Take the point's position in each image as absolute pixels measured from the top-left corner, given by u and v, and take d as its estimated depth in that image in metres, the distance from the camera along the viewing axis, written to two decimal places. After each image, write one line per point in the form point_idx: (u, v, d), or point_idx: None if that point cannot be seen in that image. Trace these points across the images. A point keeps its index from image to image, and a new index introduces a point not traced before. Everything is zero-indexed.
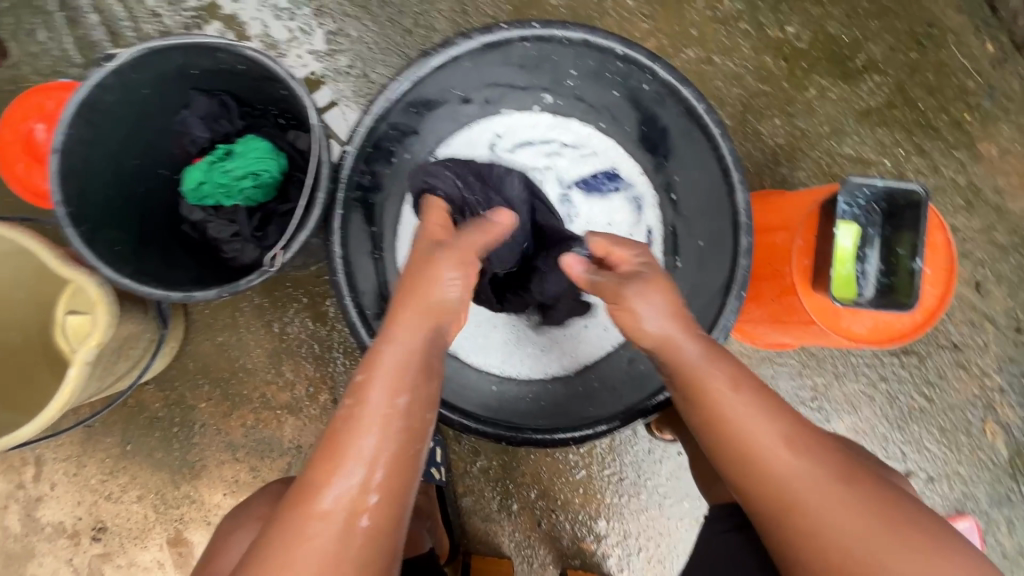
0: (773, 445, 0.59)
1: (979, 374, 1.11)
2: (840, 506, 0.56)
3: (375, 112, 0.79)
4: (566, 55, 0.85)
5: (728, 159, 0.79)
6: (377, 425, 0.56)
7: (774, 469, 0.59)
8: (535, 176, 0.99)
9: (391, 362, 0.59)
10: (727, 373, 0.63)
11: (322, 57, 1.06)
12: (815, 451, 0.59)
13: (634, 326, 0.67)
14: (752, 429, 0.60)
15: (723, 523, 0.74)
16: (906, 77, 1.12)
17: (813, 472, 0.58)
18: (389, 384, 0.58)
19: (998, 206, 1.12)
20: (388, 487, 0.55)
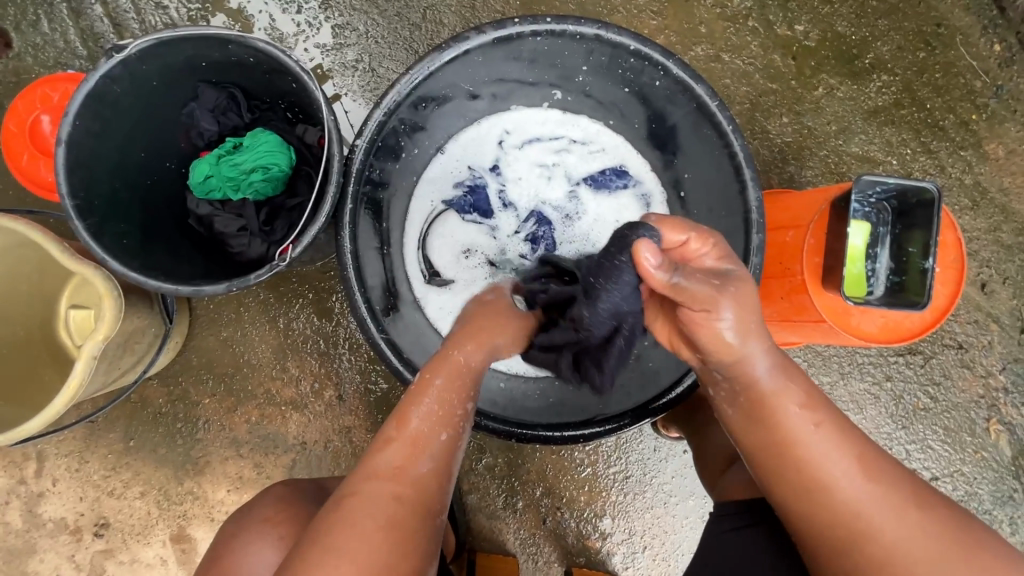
0: (846, 471, 0.58)
1: (984, 374, 1.11)
2: (908, 531, 0.57)
3: (386, 106, 0.78)
4: (577, 51, 0.85)
5: (740, 156, 0.79)
6: (440, 423, 0.61)
7: (843, 494, 0.58)
8: (543, 173, 0.99)
9: (449, 370, 0.64)
10: (799, 392, 0.61)
11: (329, 51, 1.05)
12: (882, 474, 0.59)
13: (714, 337, 0.59)
14: (823, 452, 0.59)
15: (730, 523, 0.74)
16: (914, 77, 1.12)
17: (882, 497, 0.58)
18: (446, 386, 0.63)
19: (1004, 206, 1.12)
20: (440, 473, 0.59)
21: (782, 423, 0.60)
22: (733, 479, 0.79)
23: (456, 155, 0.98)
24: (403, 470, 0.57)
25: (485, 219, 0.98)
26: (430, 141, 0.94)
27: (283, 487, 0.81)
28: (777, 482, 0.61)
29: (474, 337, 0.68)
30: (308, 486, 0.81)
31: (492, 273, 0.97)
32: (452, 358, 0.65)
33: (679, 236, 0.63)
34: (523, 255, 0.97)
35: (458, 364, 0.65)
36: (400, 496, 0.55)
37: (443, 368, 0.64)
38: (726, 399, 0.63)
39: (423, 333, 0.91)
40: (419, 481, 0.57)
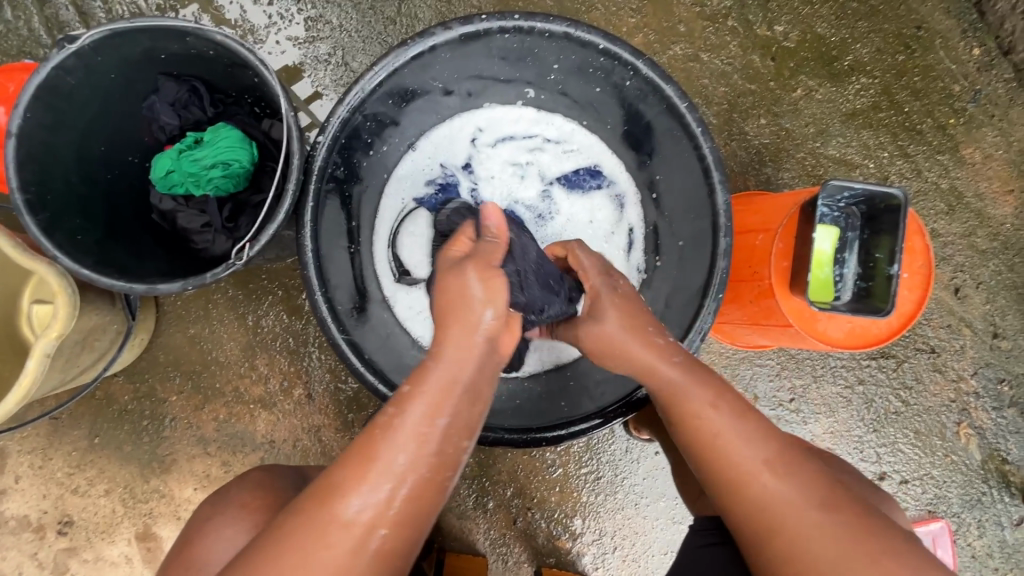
0: (752, 465, 0.60)
1: (955, 378, 1.11)
2: (811, 529, 0.55)
3: (350, 102, 0.76)
4: (548, 49, 0.83)
5: (710, 159, 0.78)
6: (409, 447, 0.55)
7: (753, 489, 0.59)
8: (516, 172, 0.98)
9: (430, 380, 0.57)
10: (708, 392, 0.64)
11: (302, 44, 1.03)
12: (796, 472, 0.59)
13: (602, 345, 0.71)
14: (733, 447, 0.61)
15: (710, 536, 0.72)
16: (892, 80, 1.12)
17: (793, 493, 0.58)
18: (429, 406, 0.56)
19: (979, 212, 1.12)
20: (414, 501, 0.55)
21: (694, 421, 0.64)
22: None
23: (428, 152, 0.96)
24: (365, 501, 0.53)
25: None
26: (401, 138, 0.93)
27: (261, 471, 0.79)
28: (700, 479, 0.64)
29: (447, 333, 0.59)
30: (288, 473, 0.80)
31: None
32: (435, 367, 0.57)
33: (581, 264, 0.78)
34: None
35: (442, 375, 0.57)
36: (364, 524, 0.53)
37: (423, 380, 0.57)
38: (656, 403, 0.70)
39: (390, 333, 0.90)
40: (387, 509, 0.54)
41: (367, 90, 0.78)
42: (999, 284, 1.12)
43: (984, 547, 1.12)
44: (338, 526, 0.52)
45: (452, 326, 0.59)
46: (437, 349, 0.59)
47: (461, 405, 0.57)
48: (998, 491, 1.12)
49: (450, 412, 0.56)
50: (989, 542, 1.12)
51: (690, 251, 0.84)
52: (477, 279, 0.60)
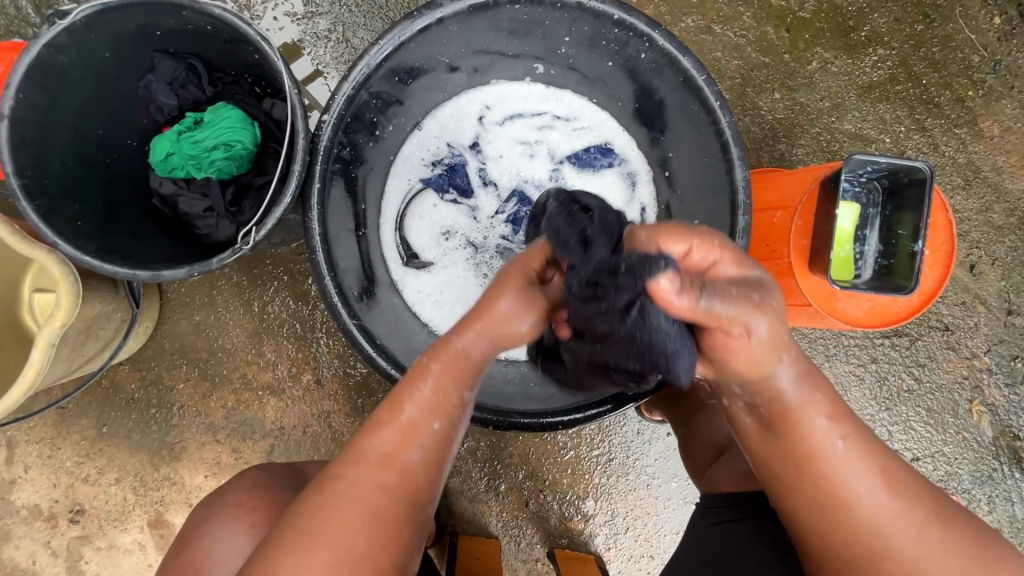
0: (868, 487, 0.55)
1: (969, 356, 1.11)
2: (928, 546, 0.54)
3: (355, 79, 0.73)
4: (559, 21, 0.80)
5: (728, 133, 0.75)
6: (431, 413, 0.57)
7: (870, 515, 0.55)
8: (525, 150, 0.95)
9: (449, 357, 0.59)
10: (824, 403, 0.55)
11: (300, 20, 0.99)
12: (906, 488, 0.56)
13: (745, 355, 0.51)
14: (848, 469, 0.55)
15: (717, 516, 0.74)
16: (910, 51, 1.08)
17: (905, 512, 0.55)
18: (446, 375, 0.58)
19: (996, 186, 1.10)
20: (429, 464, 0.56)
21: (809, 440, 0.55)
22: (721, 469, 0.77)
23: (434, 131, 0.94)
24: (383, 464, 0.55)
25: (465, 198, 0.94)
26: (406, 117, 0.90)
27: (258, 470, 0.78)
28: (791, 500, 0.57)
29: (476, 324, 0.60)
30: (285, 472, 0.79)
31: (472, 255, 0.94)
32: (456, 346, 0.60)
33: (679, 246, 0.51)
34: (506, 238, 0.94)
35: (460, 354, 0.59)
36: (385, 486, 0.54)
37: (442, 355, 0.60)
38: (743, 410, 0.57)
39: (400, 317, 0.89)
40: (407, 471, 0.55)
41: (371, 67, 0.75)
42: (1014, 261, 1.10)
43: (994, 523, 1.12)
44: (359, 488, 0.53)
45: (477, 322, 0.61)
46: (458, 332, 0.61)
47: (470, 377, 0.59)
48: (1009, 467, 1.12)
49: (466, 384, 0.59)
50: (999, 517, 1.12)
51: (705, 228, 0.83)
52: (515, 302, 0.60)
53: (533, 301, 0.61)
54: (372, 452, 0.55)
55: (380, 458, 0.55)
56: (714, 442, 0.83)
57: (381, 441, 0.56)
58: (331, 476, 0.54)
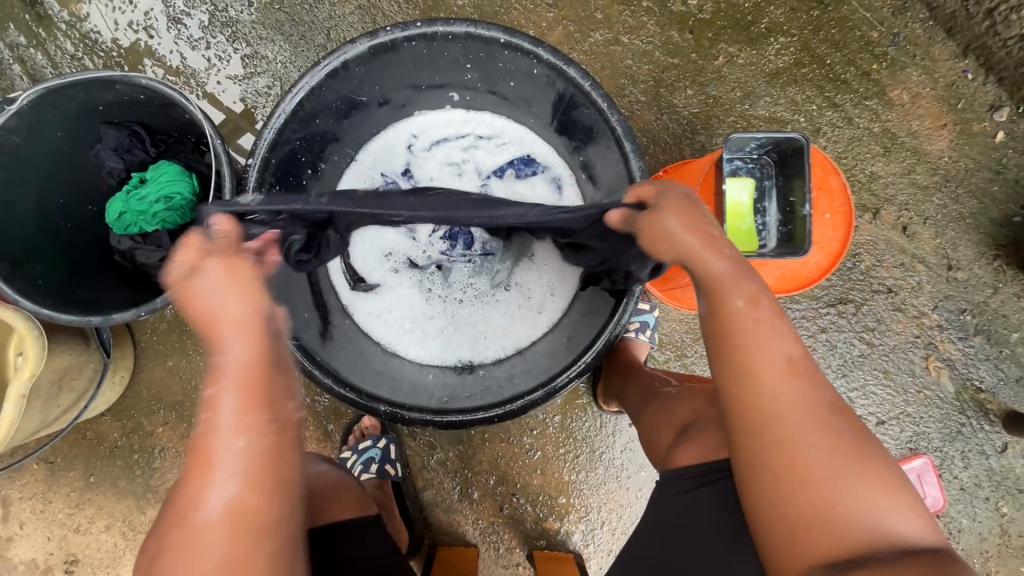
0: (777, 363, 0.59)
1: (917, 315, 1.13)
2: (824, 430, 0.57)
3: (274, 125, 0.81)
4: (454, 50, 0.87)
5: (620, 131, 0.82)
6: (238, 429, 0.56)
7: (770, 383, 0.58)
8: (454, 171, 1.03)
9: (213, 376, 0.58)
10: (747, 288, 0.61)
11: (241, 81, 1.10)
12: (813, 375, 0.59)
13: (657, 238, 0.65)
14: (761, 342, 0.59)
15: (676, 488, 0.73)
16: (810, 35, 1.15)
17: (807, 396, 0.58)
18: (239, 392, 0.57)
19: (915, 149, 1.15)
20: (262, 472, 0.56)
21: (724, 310, 0.61)
22: (678, 445, 0.77)
23: (369, 164, 1.02)
24: (219, 493, 0.54)
25: None
26: (340, 154, 0.99)
27: None
28: (710, 367, 0.62)
29: (236, 334, 0.59)
30: None
31: (415, 272, 1.01)
32: (218, 364, 0.58)
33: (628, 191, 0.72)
34: (444, 253, 1.00)
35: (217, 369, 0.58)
36: (230, 514, 0.54)
37: (220, 378, 0.57)
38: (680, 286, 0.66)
39: (354, 338, 0.95)
40: (245, 490, 0.55)
41: (288, 113, 0.82)
42: (945, 218, 1.15)
43: (971, 478, 1.13)
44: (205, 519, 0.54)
45: (227, 333, 0.59)
46: (221, 349, 0.59)
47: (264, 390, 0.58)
48: (976, 420, 1.13)
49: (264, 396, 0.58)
50: (975, 471, 1.13)
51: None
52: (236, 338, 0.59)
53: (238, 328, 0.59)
54: (197, 494, 0.55)
55: (206, 483, 0.55)
56: (673, 423, 0.81)
57: (209, 480, 0.55)
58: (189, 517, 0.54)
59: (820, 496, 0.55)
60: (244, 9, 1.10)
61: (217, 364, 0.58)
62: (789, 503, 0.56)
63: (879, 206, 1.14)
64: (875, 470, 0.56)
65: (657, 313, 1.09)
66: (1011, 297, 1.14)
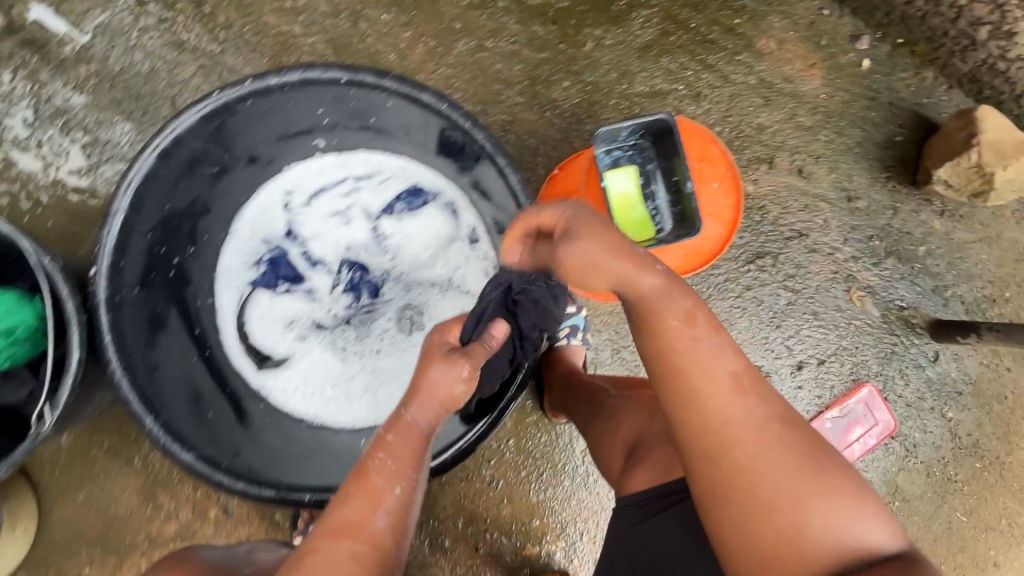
0: (722, 379, 0.56)
1: (831, 251, 1.16)
2: (773, 448, 0.54)
3: (112, 232, 0.75)
4: (297, 100, 0.83)
5: (489, 146, 0.82)
6: (397, 479, 0.59)
7: (723, 405, 0.55)
8: (341, 220, 0.96)
9: (403, 426, 0.61)
10: (681, 306, 0.58)
11: (87, 173, 0.99)
12: (762, 390, 0.56)
13: (583, 275, 0.62)
14: (704, 361, 0.56)
15: (639, 512, 0.71)
16: (670, 3, 1.15)
17: (754, 413, 0.55)
18: (397, 444, 0.60)
19: (793, 93, 1.17)
20: (397, 532, 0.58)
21: (664, 333, 0.58)
22: (632, 465, 0.75)
23: (246, 232, 0.94)
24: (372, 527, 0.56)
25: (298, 284, 0.95)
26: (213, 231, 0.91)
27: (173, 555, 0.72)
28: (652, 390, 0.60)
29: (418, 392, 0.62)
30: (210, 548, 0.74)
31: (324, 336, 0.94)
32: (408, 418, 0.61)
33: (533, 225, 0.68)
34: (350, 307, 0.95)
35: (411, 423, 0.61)
36: (358, 558, 0.55)
37: (397, 426, 0.62)
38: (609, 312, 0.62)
39: (274, 423, 0.89)
40: (376, 540, 0.56)
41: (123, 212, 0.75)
42: (834, 153, 1.18)
43: (915, 393, 1.17)
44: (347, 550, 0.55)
45: (433, 371, 0.63)
46: (412, 403, 0.62)
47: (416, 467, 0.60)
48: (906, 337, 1.17)
49: (412, 477, 0.60)
50: (916, 386, 1.17)
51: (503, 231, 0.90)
52: (429, 409, 0.62)
53: (449, 391, 0.62)
54: (339, 525, 0.56)
55: (352, 530, 0.56)
56: (623, 439, 0.79)
57: (361, 512, 0.57)
58: (317, 547, 0.55)
59: (785, 521, 0.53)
60: (71, 94, 1.00)
61: (402, 410, 0.62)
62: (750, 530, 0.54)
63: (773, 155, 1.15)
64: (838, 488, 0.54)
65: (586, 313, 1.06)
66: (910, 214, 1.18)
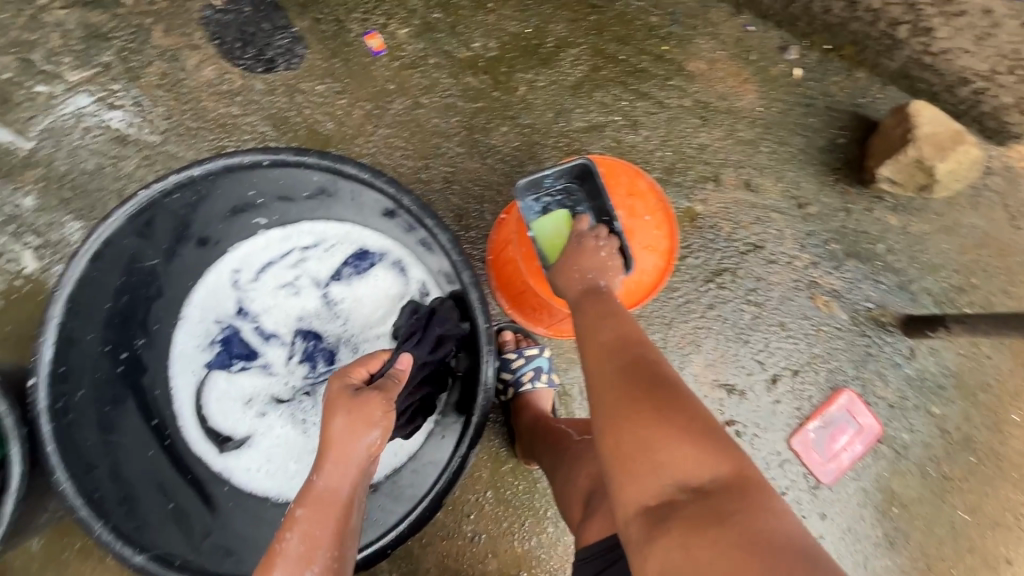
0: (591, 340, 0.67)
1: (789, 260, 1.16)
2: (609, 387, 0.60)
3: (48, 340, 0.74)
4: (227, 186, 0.84)
5: (417, 209, 0.81)
6: (308, 559, 0.63)
7: (597, 360, 0.64)
8: (291, 291, 0.97)
9: (310, 500, 0.65)
10: (584, 299, 0.73)
11: (41, 273, 1.01)
12: (624, 346, 0.64)
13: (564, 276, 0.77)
14: (583, 329, 0.69)
15: (591, 565, 0.68)
16: (597, 40, 1.18)
17: (606, 361, 0.63)
18: (310, 520, 0.64)
19: (729, 109, 1.19)
20: None
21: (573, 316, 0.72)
22: (592, 514, 0.73)
23: (198, 314, 0.95)
24: None
25: (253, 360, 0.95)
26: (163, 320, 0.92)
27: None
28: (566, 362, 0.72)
29: (326, 459, 0.66)
30: None
31: (283, 409, 0.94)
32: (318, 490, 0.65)
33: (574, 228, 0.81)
34: (307, 377, 0.95)
35: (322, 495, 0.65)
36: None
37: (307, 500, 0.65)
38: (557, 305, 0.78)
39: (237, 508, 0.88)
40: None
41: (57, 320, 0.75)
42: (779, 163, 1.18)
43: (897, 392, 1.14)
44: None
45: (335, 438, 0.66)
46: (318, 473, 0.66)
47: (326, 543, 0.63)
48: (879, 337, 1.15)
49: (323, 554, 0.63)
50: (897, 385, 1.15)
51: (449, 283, 0.88)
52: (341, 476, 0.66)
53: (354, 453, 0.66)
54: None
55: None
56: (585, 485, 0.77)
57: None
58: None
59: (624, 454, 0.56)
60: (20, 199, 1.03)
61: (310, 482, 0.66)
62: (613, 468, 0.57)
63: (717, 173, 1.16)
64: (686, 430, 0.54)
65: (549, 353, 1.04)
66: (863, 213, 1.18)
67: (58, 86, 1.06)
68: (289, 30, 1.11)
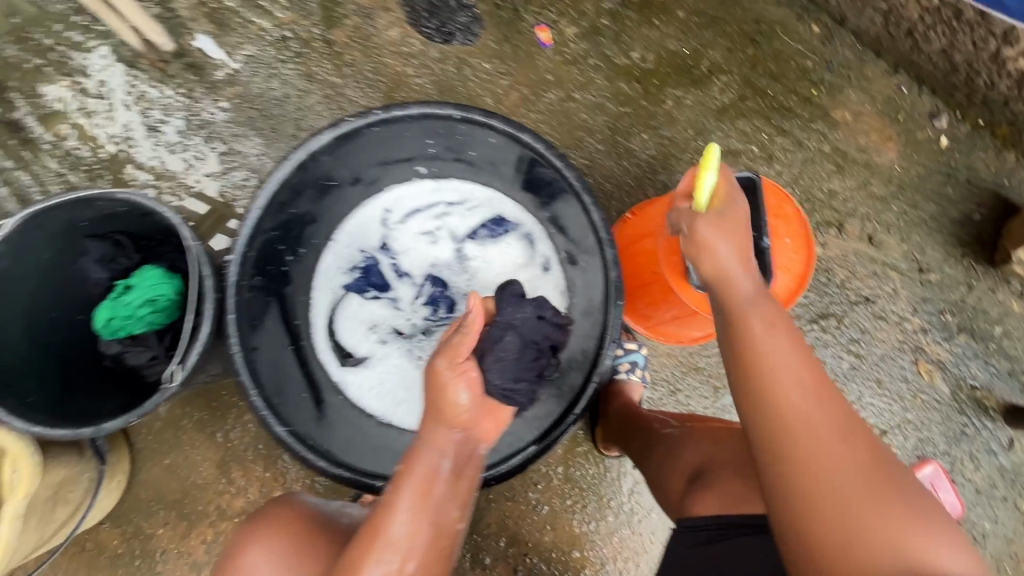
0: (788, 378, 0.63)
1: (898, 320, 1.15)
2: (829, 449, 0.59)
3: (248, 224, 0.85)
4: (414, 130, 0.93)
5: (579, 185, 0.87)
6: (414, 507, 0.68)
7: (804, 408, 0.61)
8: (430, 240, 1.07)
9: (413, 457, 0.70)
10: (764, 314, 0.68)
11: (219, 177, 1.16)
12: (830, 400, 0.62)
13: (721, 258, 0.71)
14: (772, 357, 0.64)
15: (692, 535, 0.76)
16: (750, 72, 1.23)
17: (816, 412, 0.61)
18: (413, 476, 0.69)
19: (867, 162, 1.20)
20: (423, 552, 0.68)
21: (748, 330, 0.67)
22: (695, 491, 0.79)
23: (346, 241, 1.05)
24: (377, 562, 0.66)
25: (385, 292, 1.05)
26: (319, 237, 1.02)
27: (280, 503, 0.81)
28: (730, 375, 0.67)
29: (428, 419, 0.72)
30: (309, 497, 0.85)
31: (402, 342, 1.03)
32: (418, 451, 0.71)
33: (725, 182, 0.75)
34: (427, 319, 1.04)
35: (421, 453, 0.70)
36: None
37: (411, 460, 0.70)
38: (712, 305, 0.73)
39: (348, 418, 0.97)
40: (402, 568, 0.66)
41: (260, 209, 0.87)
42: (908, 224, 1.19)
43: (986, 479, 1.12)
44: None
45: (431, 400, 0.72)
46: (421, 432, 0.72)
47: (430, 494, 0.69)
48: (978, 419, 1.13)
49: (426, 504, 0.68)
50: (988, 471, 1.12)
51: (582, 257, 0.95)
52: (442, 433, 0.71)
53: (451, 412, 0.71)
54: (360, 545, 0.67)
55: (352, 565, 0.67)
56: (687, 466, 0.83)
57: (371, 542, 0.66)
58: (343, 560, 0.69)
59: (856, 523, 0.57)
60: (215, 110, 1.17)
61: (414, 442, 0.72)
62: (832, 525, 0.58)
63: (842, 221, 1.18)
64: (909, 505, 0.59)
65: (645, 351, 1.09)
66: (985, 292, 1.16)
67: (267, 20, 1.21)
68: (470, 9, 1.22)
